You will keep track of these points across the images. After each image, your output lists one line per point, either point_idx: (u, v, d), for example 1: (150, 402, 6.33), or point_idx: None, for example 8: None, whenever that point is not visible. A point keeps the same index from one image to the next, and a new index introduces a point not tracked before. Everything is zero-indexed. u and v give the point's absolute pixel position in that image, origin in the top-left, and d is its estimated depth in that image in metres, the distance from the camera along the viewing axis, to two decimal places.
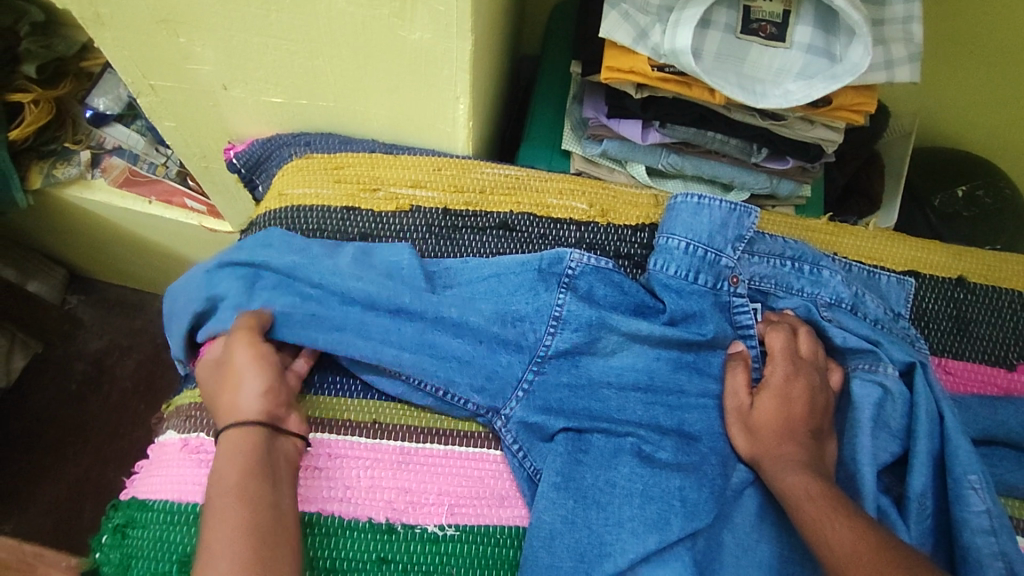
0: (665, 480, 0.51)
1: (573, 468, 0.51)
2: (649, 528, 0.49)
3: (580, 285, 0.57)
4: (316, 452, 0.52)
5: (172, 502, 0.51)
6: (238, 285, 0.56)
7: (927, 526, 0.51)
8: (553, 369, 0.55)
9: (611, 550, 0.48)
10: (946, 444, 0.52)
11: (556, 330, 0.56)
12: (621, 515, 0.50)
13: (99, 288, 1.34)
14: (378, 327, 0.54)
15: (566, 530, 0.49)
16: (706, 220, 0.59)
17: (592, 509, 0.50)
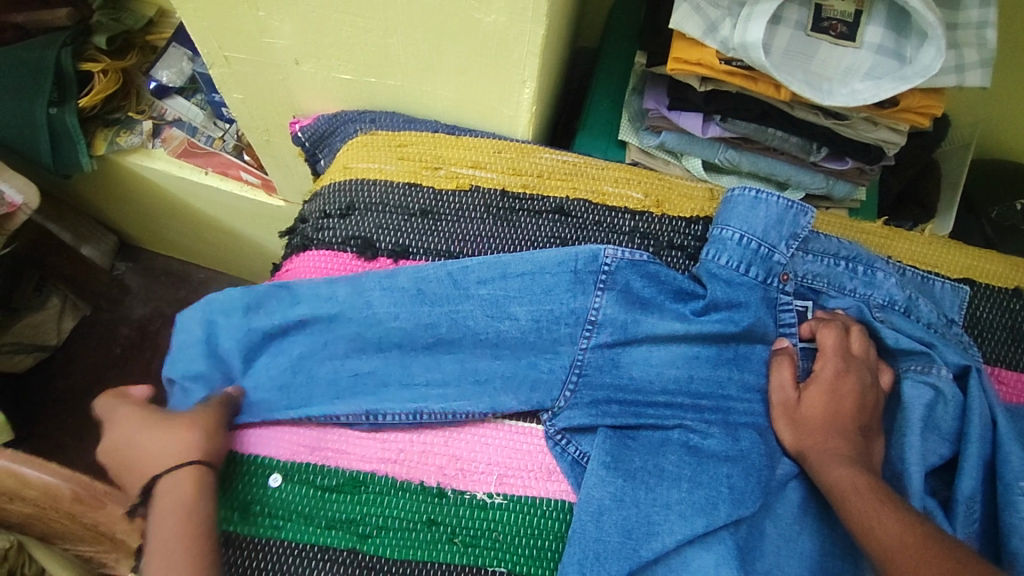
0: (712, 468, 0.52)
1: (622, 449, 0.53)
2: (697, 511, 0.50)
3: (617, 281, 0.57)
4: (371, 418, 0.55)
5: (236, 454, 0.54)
6: (277, 361, 0.56)
7: (974, 530, 0.51)
8: (595, 369, 0.55)
9: (658, 530, 0.49)
10: (997, 449, 0.52)
11: (591, 335, 0.56)
12: (669, 498, 0.50)
13: (147, 256, 1.38)
14: (420, 367, 0.55)
15: (613, 507, 0.50)
16: (762, 214, 0.58)
17: (640, 489, 0.51)
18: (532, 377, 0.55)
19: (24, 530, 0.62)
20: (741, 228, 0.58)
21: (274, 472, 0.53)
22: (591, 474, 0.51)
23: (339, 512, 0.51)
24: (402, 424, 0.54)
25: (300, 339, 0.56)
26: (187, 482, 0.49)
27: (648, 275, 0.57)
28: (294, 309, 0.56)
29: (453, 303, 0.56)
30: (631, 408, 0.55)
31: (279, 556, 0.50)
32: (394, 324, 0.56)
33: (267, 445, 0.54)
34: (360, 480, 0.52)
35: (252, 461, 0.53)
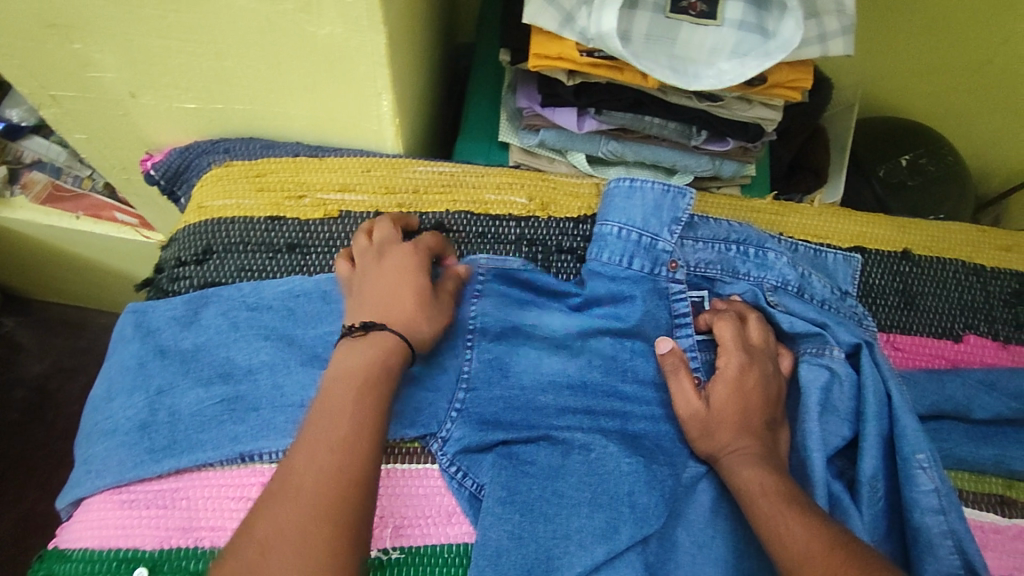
0: (620, 490, 0.49)
1: (518, 480, 0.49)
2: (598, 538, 0.47)
3: (491, 288, 0.56)
4: (246, 485, 0.49)
5: (96, 551, 0.47)
6: (130, 401, 0.51)
7: (879, 510, 0.50)
8: (483, 382, 0.53)
9: (558, 564, 0.47)
10: (894, 424, 0.51)
11: (473, 344, 0.54)
12: (569, 526, 0.48)
13: (39, 308, 1.27)
14: (292, 386, 0.51)
15: (512, 546, 0.47)
16: (638, 203, 0.57)
17: (538, 522, 0.48)
18: (416, 402, 0.51)
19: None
20: (619, 222, 0.57)
21: (140, 565, 0.47)
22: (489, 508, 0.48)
23: None
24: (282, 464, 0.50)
25: (156, 364, 0.52)
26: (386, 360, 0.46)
27: (512, 279, 0.57)
28: (158, 334, 0.54)
29: (323, 332, 0.53)
30: (527, 430, 0.51)
31: None
32: (261, 359, 0.53)
33: (128, 536, 0.48)
34: None
35: (112, 557, 0.47)
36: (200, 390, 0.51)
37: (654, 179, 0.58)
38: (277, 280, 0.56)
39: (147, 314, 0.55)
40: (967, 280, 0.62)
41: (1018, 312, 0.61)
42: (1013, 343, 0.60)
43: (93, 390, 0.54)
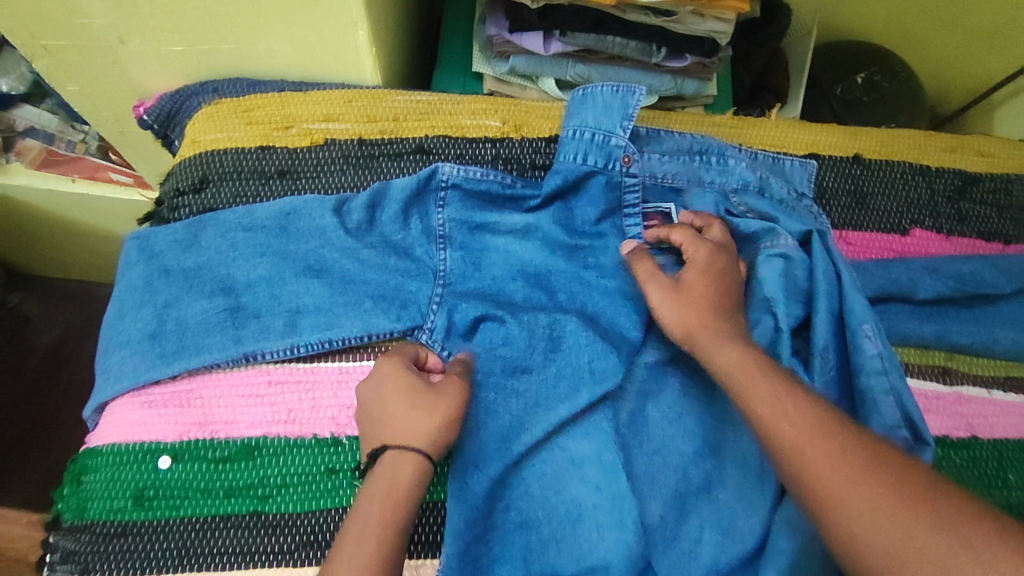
0: (597, 371, 0.54)
1: (490, 360, 0.55)
2: (561, 400, 0.53)
3: (456, 195, 0.60)
4: (255, 383, 0.55)
5: (122, 444, 0.53)
6: (140, 315, 0.56)
7: (830, 378, 0.56)
8: (458, 276, 0.59)
9: (526, 425, 0.53)
10: (843, 300, 0.56)
11: (444, 248, 0.59)
12: (537, 396, 0.54)
13: (44, 282, 1.31)
14: (290, 292, 0.57)
15: (488, 418, 0.53)
16: (593, 107, 0.61)
17: (509, 396, 0.54)
18: (400, 297, 0.57)
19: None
20: (574, 124, 0.61)
21: (163, 453, 0.53)
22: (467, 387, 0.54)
23: (234, 480, 0.52)
24: (281, 359, 0.56)
25: (162, 280, 0.57)
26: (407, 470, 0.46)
27: (476, 194, 0.61)
28: (160, 256, 0.58)
29: (310, 242, 0.58)
30: (493, 318, 0.57)
31: (180, 531, 0.51)
32: (258, 274, 0.57)
33: (150, 431, 0.53)
34: (252, 446, 0.53)
35: (137, 449, 0.53)
36: (204, 301, 0.56)
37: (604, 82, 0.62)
38: (270, 200, 0.60)
39: (149, 238, 0.59)
40: (914, 180, 0.66)
41: (959, 207, 0.66)
42: (956, 235, 0.65)
43: (106, 311, 0.59)
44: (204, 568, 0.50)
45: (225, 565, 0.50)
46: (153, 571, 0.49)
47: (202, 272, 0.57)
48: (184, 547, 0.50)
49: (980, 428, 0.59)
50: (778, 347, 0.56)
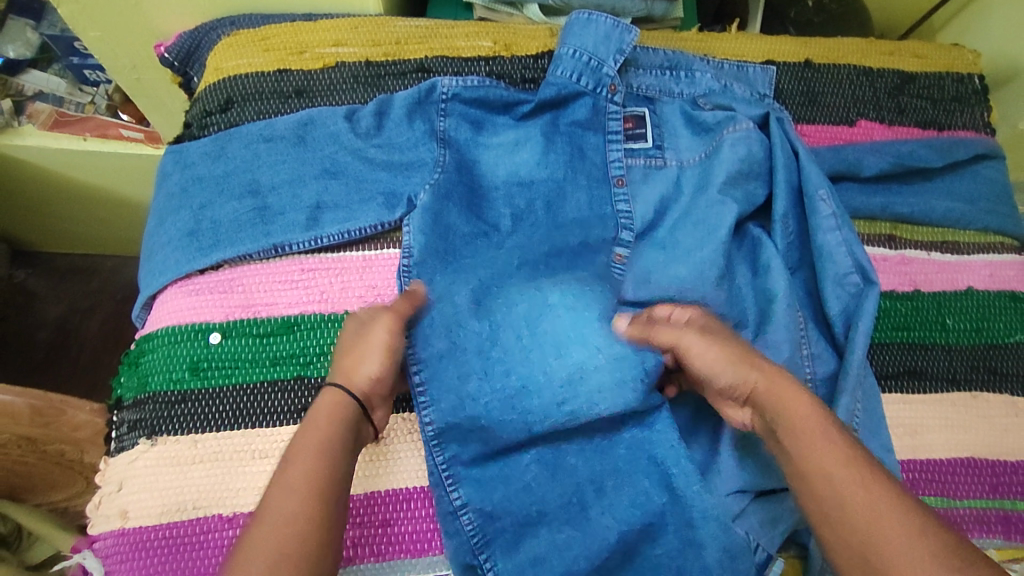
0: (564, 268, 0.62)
1: (466, 252, 0.64)
2: (536, 273, 0.63)
3: (455, 105, 0.68)
4: (290, 271, 0.62)
5: (174, 325, 0.59)
6: (179, 217, 0.62)
7: (791, 241, 0.64)
8: (451, 172, 0.66)
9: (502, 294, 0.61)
10: (801, 173, 0.65)
11: (443, 146, 0.66)
12: (512, 270, 0.62)
13: (50, 259, 1.35)
14: (310, 191, 0.64)
15: (455, 292, 0.61)
16: (594, 32, 0.69)
17: (483, 273, 0.62)
18: (406, 190, 0.64)
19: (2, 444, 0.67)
20: (572, 45, 0.69)
21: (213, 330, 0.59)
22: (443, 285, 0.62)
23: (278, 350, 0.59)
24: (308, 250, 0.62)
25: (198, 188, 0.63)
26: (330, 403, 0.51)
27: (474, 98, 0.68)
28: (193, 168, 0.65)
29: (329, 149, 0.66)
30: (469, 221, 0.65)
31: (233, 395, 0.57)
32: (283, 178, 0.64)
33: (197, 313, 0.60)
34: (292, 322, 0.60)
35: (188, 329, 0.59)
36: (235, 202, 0.62)
37: (608, 15, 0.70)
38: (290, 114, 0.67)
39: (185, 154, 0.65)
40: (858, 80, 0.76)
41: (899, 101, 0.75)
42: (896, 125, 0.74)
43: (147, 221, 0.65)
44: (259, 424, 0.56)
45: (277, 421, 0.56)
46: (213, 428, 0.56)
47: (231, 180, 0.64)
48: (239, 407, 0.57)
49: (922, 283, 0.68)
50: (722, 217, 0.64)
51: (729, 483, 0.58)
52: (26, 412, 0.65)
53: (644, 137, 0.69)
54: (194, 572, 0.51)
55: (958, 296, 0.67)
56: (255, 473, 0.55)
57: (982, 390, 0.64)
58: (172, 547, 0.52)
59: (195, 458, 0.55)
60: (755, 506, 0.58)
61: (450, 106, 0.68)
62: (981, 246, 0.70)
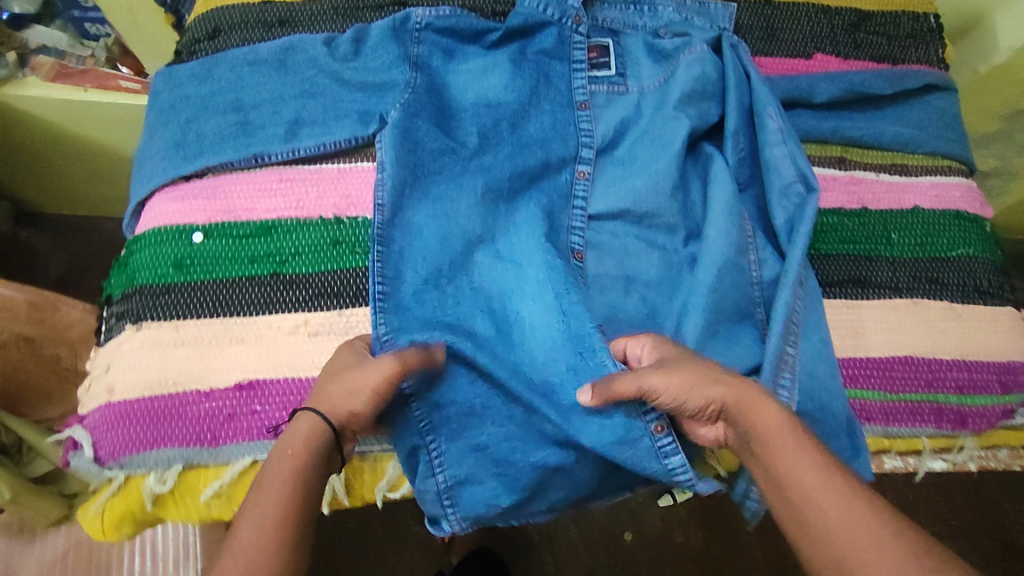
0: (521, 200, 0.67)
1: (436, 167, 0.66)
2: (495, 193, 0.66)
3: (427, 33, 0.72)
4: (269, 180, 0.66)
5: (161, 226, 0.64)
6: (167, 131, 0.67)
7: (742, 157, 0.68)
8: (422, 92, 0.69)
9: (464, 206, 0.65)
10: (752, 94, 0.68)
11: (416, 70, 0.70)
12: (474, 185, 0.66)
13: (51, 221, 1.40)
14: (289, 109, 0.67)
15: (420, 206, 0.65)
16: None
17: (449, 188, 0.66)
18: (379, 108, 0.68)
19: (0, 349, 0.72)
20: None
21: (196, 230, 0.63)
22: (413, 198, 0.65)
23: (255, 250, 0.63)
24: (285, 162, 0.66)
25: (185, 106, 0.68)
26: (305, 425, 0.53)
27: (446, 27, 0.72)
28: (182, 88, 0.69)
29: (308, 72, 0.70)
30: (439, 134, 0.68)
31: (214, 289, 0.61)
32: (265, 97, 0.68)
33: (181, 216, 0.64)
34: (269, 226, 0.64)
35: (173, 230, 0.63)
36: (219, 118, 0.66)
37: None
38: (273, 41, 0.72)
39: (175, 76, 0.70)
40: (816, 17, 0.79)
41: (855, 36, 0.79)
42: (851, 59, 0.78)
43: (139, 139, 0.70)
44: (236, 315, 0.61)
45: (254, 312, 0.61)
46: (194, 315, 0.60)
47: (216, 99, 0.68)
48: (219, 300, 0.61)
49: (870, 201, 0.71)
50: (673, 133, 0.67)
51: None
52: (24, 309, 0.69)
53: (607, 65, 0.72)
54: (176, 439, 0.56)
55: (904, 214, 0.71)
56: (231, 357, 0.59)
57: (923, 299, 0.67)
58: (153, 418, 0.57)
59: (176, 342, 0.59)
60: None
61: (425, 35, 0.72)
62: (929, 169, 0.73)
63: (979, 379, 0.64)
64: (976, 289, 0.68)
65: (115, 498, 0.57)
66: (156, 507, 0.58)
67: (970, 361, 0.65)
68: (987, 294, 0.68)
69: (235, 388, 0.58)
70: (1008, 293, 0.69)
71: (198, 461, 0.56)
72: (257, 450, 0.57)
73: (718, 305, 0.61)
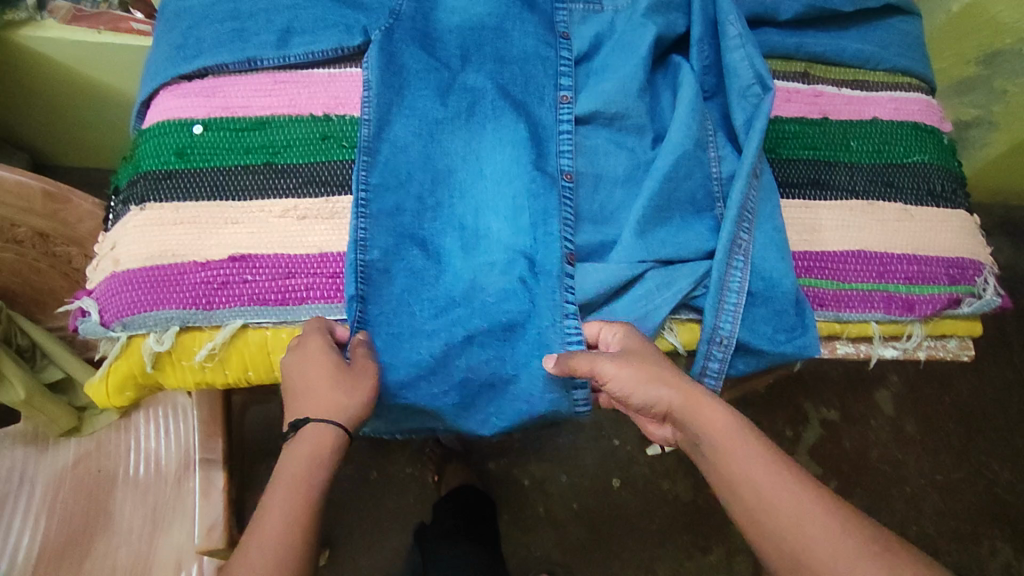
0: (508, 121, 0.68)
1: (418, 92, 0.69)
2: (469, 110, 0.69)
3: None
4: (264, 82, 0.71)
5: (164, 120, 0.69)
6: (171, 36, 0.72)
7: (706, 64, 0.73)
8: (408, 16, 0.71)
9: (442, 128, 0.69)
10: (717, 7, 0.72)
11: None
12: (452, 105, 0.69)
13: (66, 174, 1.46)
14: (280, 19, 0.71)
15: (404, 124, 0.68)
16: None
17: (429, 113, 0.69)
18: (361, 21, 0.70)
19: (17, 247, 0.78)
20: None
21: (197, 124, 0.69)
22: (398, 116, 0.68)
23: (251, 143, 0.68)
24: (277, 65, 0.71)
25: (186, 14, 0.72)
26: (312, 437, 0.55)
27: None
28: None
29: None
30: (424, 57, 0.70)
31: (212, 175, 0.67)
32: (260, 7, 0.71)
33: (183, 110, 0.69)
34: (264, 122, 0.69)
35: (176, 124, 0.69)
36: (217, 25, 0.71)
37: None
38: None
39: None
40: None
41: None
42: None
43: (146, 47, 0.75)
44: (231, 199, 0.66)
45: (248, 197, 0.66)
46: (193, 198, 0.66)
47: (213, 9, 0.72)
48: (216, 185, 0.66)
49: (831, 112, 0.75)
50: (640, 42, 0.71)
51: (636, 253, 0.64)
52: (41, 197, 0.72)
53: None
54: (175, 303, 0.61)
55: (863, 124, 0.75)
56: (227, 235, 0.65)
57: (879, 200, 0.71)
58: (153, 284, 0.62)
59: (176, 221, 0.65)
60: (654, 273, 0.65)
61: None
62: (888, 85, 0.77)
63: (927, 271, 0.68)
64: (930, 193, 0.72)
65: (117, 361, 0.63)
66: (155, 370, 0.63)
67: (920, 255, 0.69)
68: (941, 198, 0.72)
69: (229, 259, 0.63)
70: (961, 198, 0.72)
71: (194, 323, 0.62)
72: (248, 315, 0.62)
73: (676, 191, 0.66)
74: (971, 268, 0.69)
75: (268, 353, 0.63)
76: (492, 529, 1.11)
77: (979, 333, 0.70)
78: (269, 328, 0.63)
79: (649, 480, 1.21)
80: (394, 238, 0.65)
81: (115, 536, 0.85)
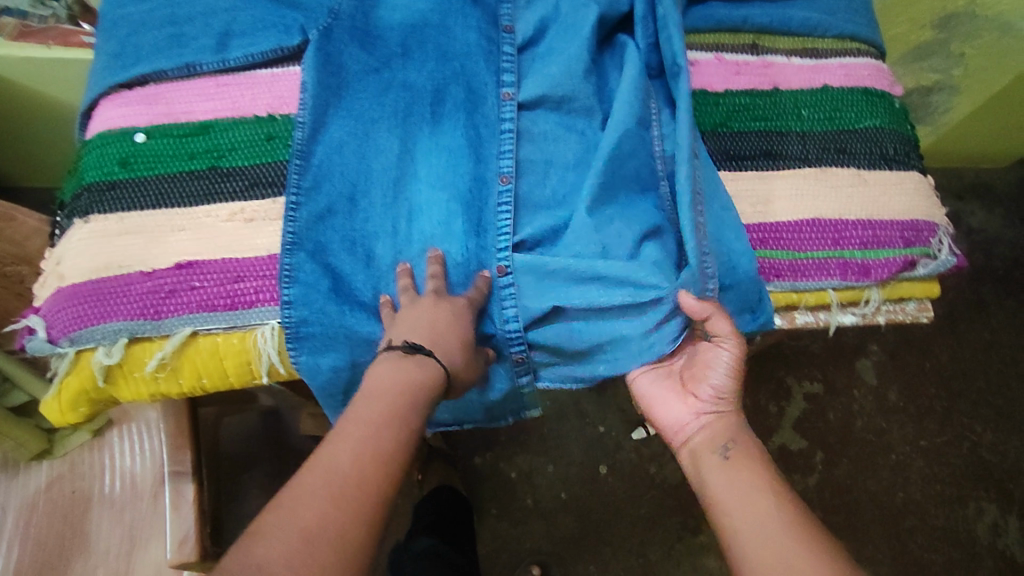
0: (448, 127, 0.68)
1: (355, 93, 0.68)
2: (404, 110, 0.68)
3: None
4: (206, 86, 0.69)
5: (107, 130, 0.68)
6: (109, 44, 0.70)
7: (651, 41, 0.72)
8: (348, 15, 0.70)
9: (374, 131, 0.67)
10: None
11: None
12: (388, 106, 0.68)
13: (29, 196, 1.43)
14: (218, 19, 0.69)
15: (340, 128, 0.67)
16: None
17: (363, 115, 0.68)
18: (298, 20, 0.69)
19: None
20: None
21: (139, 132, 0.68)
22: (337, 116, 0.67)
23: (195, 148, 0.67)
24: (217, 68, 0.69)
25: (123, 20, 0.71)
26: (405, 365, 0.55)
27: None
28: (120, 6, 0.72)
29: None
30: (362, 57, 0.69)
31: (156, 183, 0.66)
32: (196, 10, 0.70)
33: (124, 119, 0.68)
34: (207, 126, 0.68)
35: (118, 133, 0.68)
36: (154, 30, 0.69)
37: None
38: None
39: None
40: None
41: None
42: None
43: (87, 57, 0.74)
44: (176, 206, 0.65)
45: (192, 203, 0.65)
46: (137, 208, 0.65)
47: (149, 14, 0.70)
48: (160, 193, 0.65)
49: (782, 82, 0.75)
50: (582, 25, 0.70)
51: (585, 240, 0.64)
52: None
53: None
54: (122, 315, 0.60)
55: (814, 92, 0.74)
56: (172, 243, 0.63)
57: (832, 166, 0.71)
58: (98, 297, 0.61)
59: (120, 232, 0.64)
60: None
61: None
62: (838, 52, 0.77)
63: (883, 235, 0.68)
64: (882, 156, 0.72)
65: (69, 376, 0.62)
66: (107, 383, 0.62)
67: (875, 220, 0.68)
68: (894, 160, 0.72)
69: (175, 267, 0.62)
70: (914, 159, 0.72)
71: (143, 334, 0.61)
72: (198, 322, 0.61)
73: (621, 172, 0.66)
74: (926, 230, 0.69)
75: (221, 359, 0.62)
76: (466, 531, 1.09)
77: (937, 295, 0.70)
78: (220, 335, 0.62)
79: (636, 465, 1.21)
80: (325, 241, 0.64)
81: (90, 557, 0.83)
